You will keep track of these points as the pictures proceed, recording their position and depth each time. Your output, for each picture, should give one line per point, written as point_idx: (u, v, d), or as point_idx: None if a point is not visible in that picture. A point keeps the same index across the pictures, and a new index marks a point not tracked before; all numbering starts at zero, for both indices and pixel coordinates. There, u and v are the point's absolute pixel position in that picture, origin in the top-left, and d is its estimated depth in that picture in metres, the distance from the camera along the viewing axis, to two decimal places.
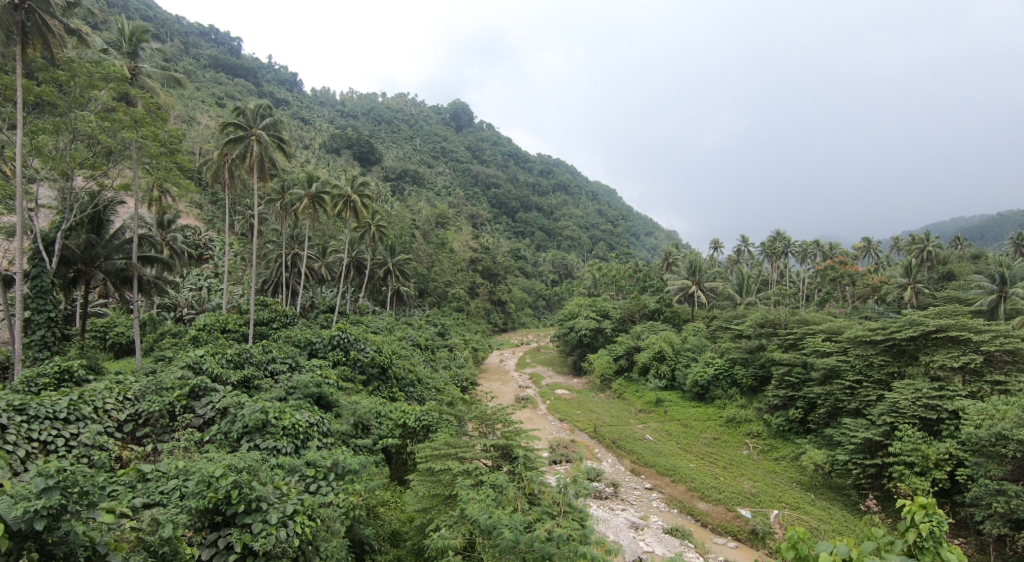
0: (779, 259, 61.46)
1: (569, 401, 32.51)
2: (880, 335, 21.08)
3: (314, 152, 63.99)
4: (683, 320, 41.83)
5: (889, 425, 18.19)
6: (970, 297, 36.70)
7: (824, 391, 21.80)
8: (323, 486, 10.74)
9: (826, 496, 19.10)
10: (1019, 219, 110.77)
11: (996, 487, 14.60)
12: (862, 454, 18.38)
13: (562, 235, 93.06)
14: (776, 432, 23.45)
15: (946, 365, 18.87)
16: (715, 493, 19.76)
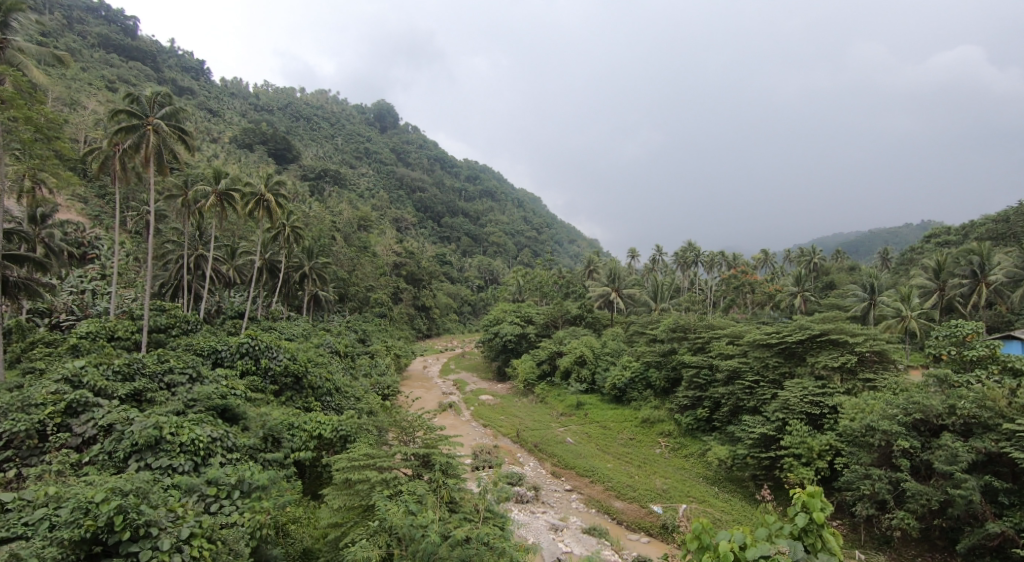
0: (690, 268, 64.62)
1: (492, 407, 32.32)
2: (774, 339, 22.50)
3: (223, 146, 60.20)
4: (603, 325, 43.05)
5: (782, 421, 19.41)
6: (849, 305, 40.47)
7: (727, 391, 22.97)
8: (225, 505, 9.89)
9: (728, 488, 20.08)
10: (887, 236, 124.70)
11: (866, 473, 15.90)
12: (759, 448, 19.49)
13: (488, 240, 93.36)
14: (685, 430, 24.47)
15: (827, 365, 20.53)
16: (630, 491, 20.26)
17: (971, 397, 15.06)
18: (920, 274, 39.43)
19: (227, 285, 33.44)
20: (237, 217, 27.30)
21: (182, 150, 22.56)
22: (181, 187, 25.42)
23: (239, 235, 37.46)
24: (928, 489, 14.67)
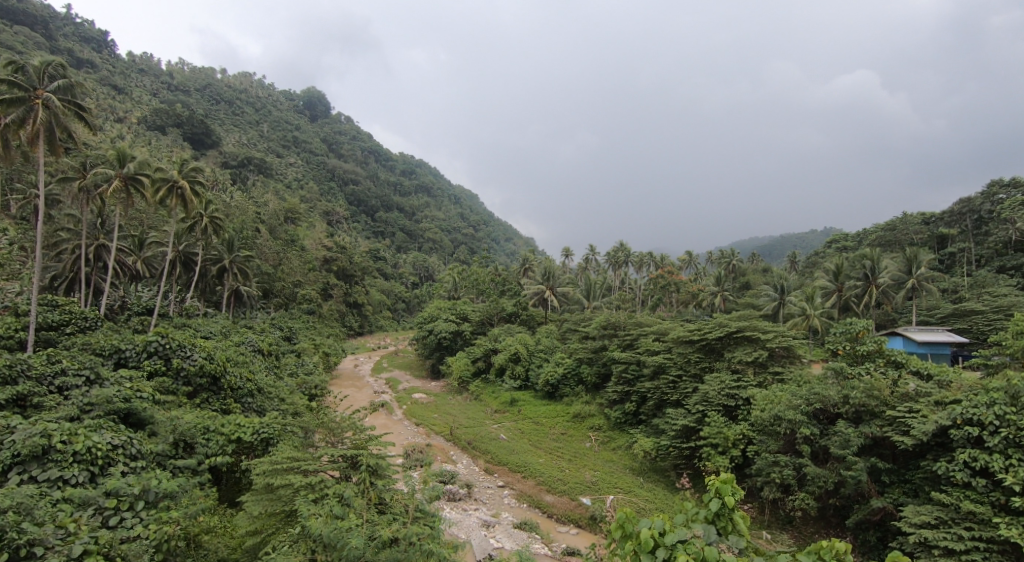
0: (620, 267, 66.62)
1: (426, 405, 32.05)
2: (696, 335, 23.67)
3: (131, 127, 56.07)
4: (537, 322, 43.90)
5: (701, 412, 20.49)
6: (763, 304, 43.20)
7: (653, 386, 23.95)
8: (126, 518, 9.40)
9: (652, 478, 20.97)
10: (797, 242, 134.90)
11: (774, 460, 17.04)
12: (680, 439, 20.49)
13: (423, 237, 92.36)
14: (614, 424, 25.33)
15: (742, 359, 21.86)
16: (561, 485, 20.71)
17: (861, 387, 16.45)
18: (824, 275, 42.64)
19: (133, 278, 31.28)
20: (145, 205, 25.62)
21: (76, 125, 20.96)
22: (79, 170, 23.45)
23: (149, 224, 35.07)
24: (824, 472, 15.92)
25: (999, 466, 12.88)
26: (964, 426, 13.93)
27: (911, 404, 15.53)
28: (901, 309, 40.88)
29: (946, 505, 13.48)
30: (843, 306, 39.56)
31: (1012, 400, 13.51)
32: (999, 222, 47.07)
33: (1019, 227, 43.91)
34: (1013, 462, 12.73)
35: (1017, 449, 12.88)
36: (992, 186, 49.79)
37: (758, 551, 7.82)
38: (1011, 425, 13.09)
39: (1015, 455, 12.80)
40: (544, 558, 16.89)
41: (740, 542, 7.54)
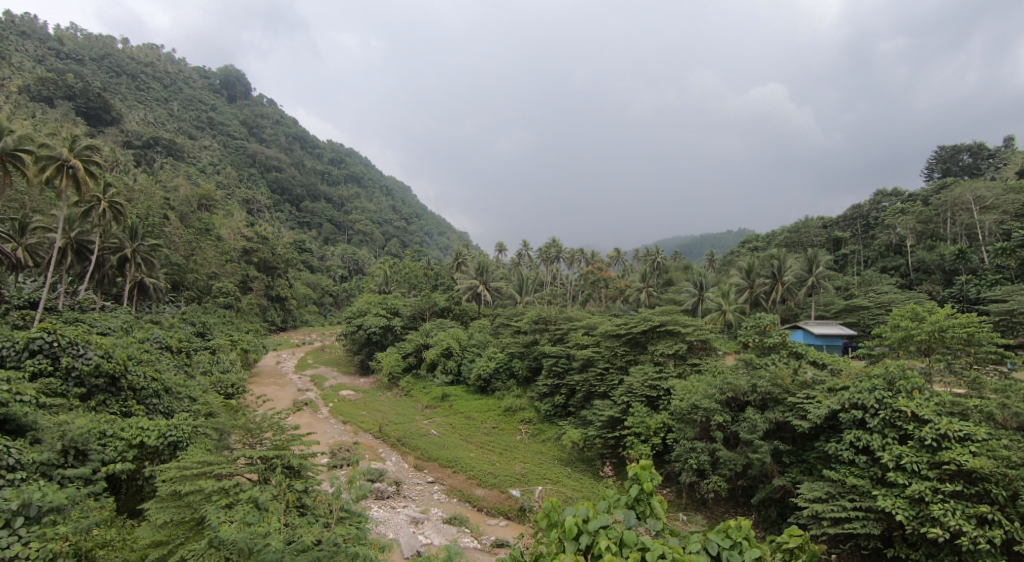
0: (552, 263, 67.51)
1: (354, 402, 31.39)
2: (622, 329, 24.46)
3: (14, 98, 50.70)
4: (470, 317, 44.80)
5: (626, 403, 21.29)
6: (683, 300, 45.51)
7: (582, 378, 24.61)
8: (2, 536, 8.75)
9: (578, 468, 21.63)
10: (714, 241, 143.67)
11: (690, 446, 18.02)
12: (607, 429, 21.22)
13: (352, 229, 90.13)
14: (544, 417, 25.93)
15: (664, 352, 22.88)
16: (491, 478, 20.95)
17: (766, 376, 17.65)
18: (737, 272, 45.38)
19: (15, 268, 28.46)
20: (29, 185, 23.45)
21: None
22: None
23: (32, 208, 32.07)
24: (734, 456, 17.02)
25: (877, 445, 14.24)
26: (850, 409, 15.27)
27: (808, 391, 16.83)
28: (802, 305, 44.14)
29: (834, 481, 14.72)
30: (753, 302, 42.54)
31: (889, 386, 15.04)
32: (884, 227, 52.04)
33: (899, 231, 48.79)
34: (888, 441, 14.12)
35: (892, 429, 14.31)
36: (878, 196, 56.08)
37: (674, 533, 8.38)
38: (888, 408, 14.53)
39: (890, 435, 14.21)
40: (474, 551, 17.05)
41: (657, 526, 7.99)
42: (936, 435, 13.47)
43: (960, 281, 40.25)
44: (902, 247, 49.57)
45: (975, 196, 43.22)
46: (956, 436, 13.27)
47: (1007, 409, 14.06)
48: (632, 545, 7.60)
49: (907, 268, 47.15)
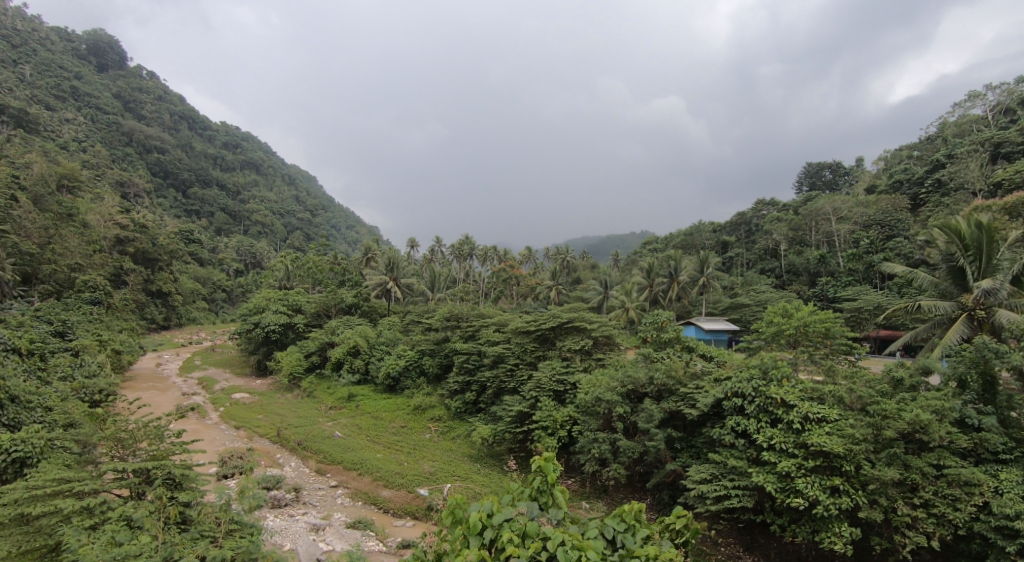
0: (465, 260, 66.72)
1: (249, 406, 29.18)
2: (532, 326, 24.45)
3: None
4: (379, 314, 43.19)
5: (534, 398, 21.26)
6: (591, 297, 46.84)
7: (492, 374, 24.34)
8: None
9: (488, 464, 21.39)
10: (620, 241, 150.12)
11: (593, 437, 18.35)
12: (516, 424, 21.07)
13: (249, 219, 84.62)
14: (454, 414, 25.55)
15: (571, 348, 23.12)
16: (398, 479, 20.13)
17: (662, 368, 18.25)
18: (639, 272, 47.12)
19: None
20: None
21: None
22: None
23: None
24: (631, 444, 17.52)
25: (753, 428, 15.19)
26: (732, 398, 16.14)
27: (698, 381, 17.60)
28: (695, 302, 46.50)
29: (717, 462, 15.65)
30: (653, 299, 44.59)
31: (764, 374, 16.01)
32: (763, 232, 56.35)
33: (775, 237, 53.04)
34: (762, 424, 15.11)
35: (765, 414, 15.27)
36: (759, 204, 60.84)
37: (573, 521, 8.12)
38: (763, 395, 15.46)
39: (763, 419, 15.18)
40: (378, 554, 16.22)
41: (559, 515, 7.80)
42: (800, 418, 14.56)
43: (823, 283, 44.84)
44: (777, 251, 53.83)
45: (833, 208, 47.70)
46: (814, 417, 14.41)
47: (854, 392, 15.05)
48: (534, 536, 7.39)
49: (781, 271, 51.38)
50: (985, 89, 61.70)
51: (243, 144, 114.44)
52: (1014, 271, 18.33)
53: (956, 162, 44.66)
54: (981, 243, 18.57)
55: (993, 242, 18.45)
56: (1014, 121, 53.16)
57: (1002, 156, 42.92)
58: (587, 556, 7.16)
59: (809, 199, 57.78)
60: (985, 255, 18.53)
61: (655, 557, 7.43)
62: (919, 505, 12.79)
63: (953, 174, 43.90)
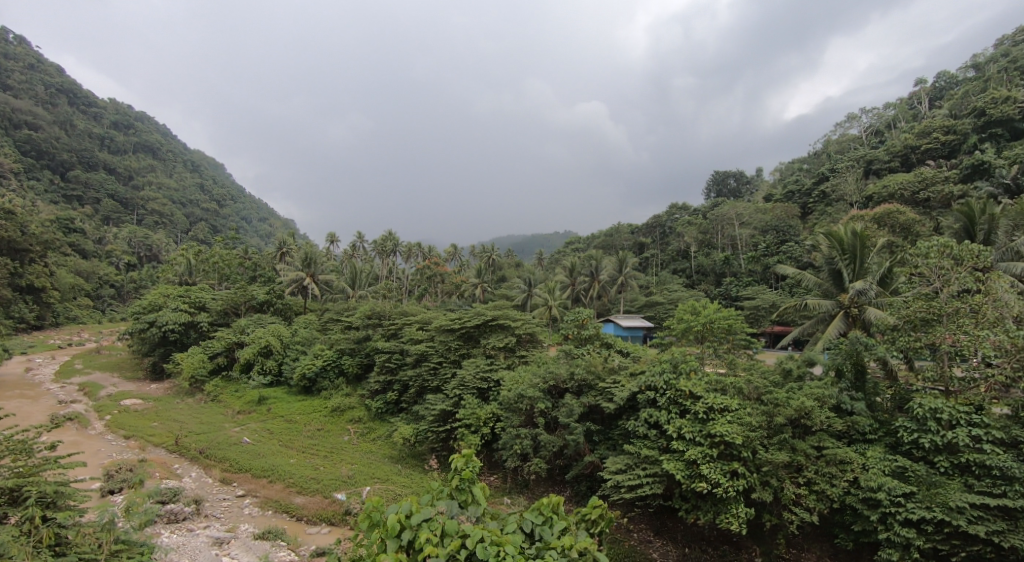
0: (388, 257, 64.62)
1: (142, 413, 26.48)
2: (456, 324, 23.67)
3: None
4: (294, 312, 40.76)
5: (458, 397, 20.58)
6: (514, 295, 46.75)
7: (414, 374, 23.35)
8: None
9: (409, 464, 20.57)
10: (543, 241, 152.15)
11: (516, 433, 17.96)
12: (438, 423, 20.32)
13: (144, 208, 77.88)
14: (374, 415, 24.54)
15: (495, 345, 22.62)
16: (313, 484, 18.82)
17: (582, 363, 18.19)
18: (561, 271, 47.46)
19: None
20: None
21: None
22: None
23: None
24: (552, 438, 17.32)
25: (664, 419, 15.34)
26: (645, 391, 16.42)
27: (615, 376, 17.67)
28: (614, 300, 47.55)
29: (631, 452, 15.68)
30: (575, 297, 45.18)
31: (674, 368, 16.41)
32: (676, 234, 58.64)
33: (686, 239, 55.30)
34: (673, 415, 15.28)
35: (675, 406, 15.52)
36: (672, 208, 63.69)
37: (493, 516, 8.05)
38: (674, 388, 15.78)
39: (674, 410, 15.39)
40: None
41: (477, 512, 7.62)
42: (705, 408, 14.90)
43: (727, 282, 47.27)
44: (688, 253, 56.08)
45: (736, 214, 50.98)
46: (717, 408, 14.81)
47: (751, 383, 15.69)
48: (452, 534, 7.20)
49: (691, 271, 53.51)
50: (862, 111, 68.12)
51: (140, 125, 104.69)
52: (882, 275, 19.85)
53: (836, 176, 49.07)
54: (855, 248, 19.96)
55: (865, 247, 19.85)
56: (882, 141, 60.18)
57: (875, 172, 47.81)
58: (506, 551, 7.08)
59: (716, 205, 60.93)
60: (858, 259, 19.94)
61: (570, 548, 7.38)
62: (803, 483, 13.77)
63: (834, 186, 48.05)
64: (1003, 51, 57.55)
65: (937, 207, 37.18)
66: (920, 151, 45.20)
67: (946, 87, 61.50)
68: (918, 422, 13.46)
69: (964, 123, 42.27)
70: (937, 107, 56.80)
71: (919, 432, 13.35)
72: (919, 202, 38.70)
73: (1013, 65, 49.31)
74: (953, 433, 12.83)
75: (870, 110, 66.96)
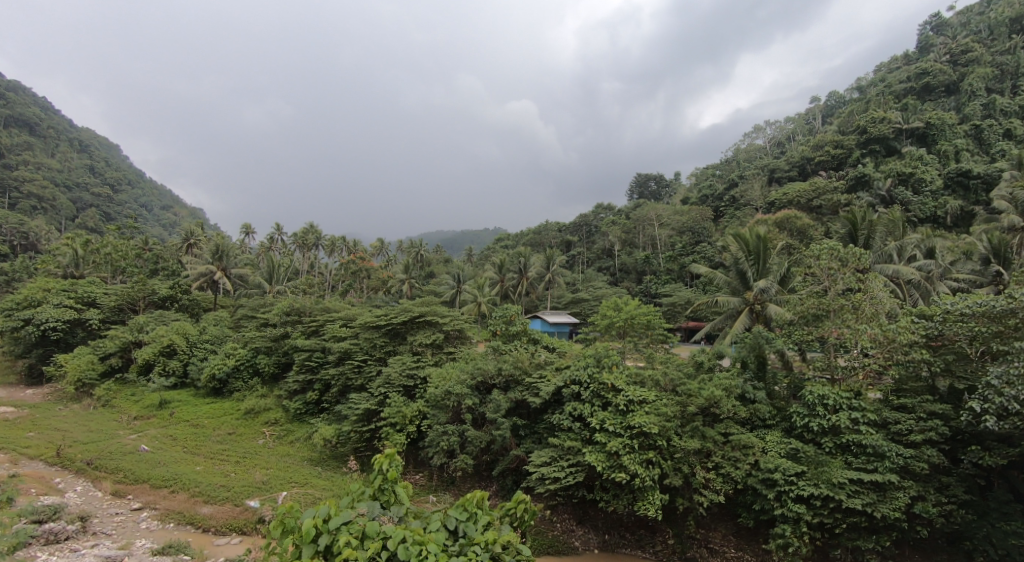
0: (309, 251, 61.43)
1: (14, 423, 23.21)
2: (381, 320, 22.32)
3: None
4: (203, 308, 37.52)
5: (383, 394, 19.40)
6: (443, 291, 45.75)
7: (337, 372, 21.85)
8: None
9: (330, 467, 19.37)
10: (472, 236, 151.20)
11: (442, 430, 17.05)
12: (362, 423, 19.07)
13: (21, 190, 69.52)
14: (293, 416, 22.95)
15: (422, 342, 21.58)
16: (222, 492, 17.12)
17: (510, 359, 17.62)
18: (490, 268, 46.72)
19: None
20: None
21: None
22: None
23: None
24: (479, 434, 16.72)
25: (587, 412, 14.96)
26: (571, 385, 16.02)
27: (541, 371, 17.19)
28: (541, 297, 47.64)
29: (555, 444, 15.25)
30: (503, 293, 44.74)
31: (597, 362, 16.13)
32: (601, 234, 59.58)
33: (610, 239, 56.19)
34: (595, 408, 14.95)
35: (597, 398, 15.20)
36: (597, 208, 64.77)
37: (416, 515, 7.55)
38: (597, 381, 15.43)
39: (596, 403, 15.07)
40: None
41: (400, 512, 7.14)
42: (626, 400, 14.66)
43: (647, 280, 48.72)
44: (612, 251, 56.96)
45: (656, 215, 52.22)
46: (636, 399, 14.59)
47: (667, 375, 15.69)
48: (373, 536, 6.67)
49: (614, 269, 54.42)
50: (766, 123, 72.42)
51: (13, 94, 90.66)
52: (781, 274, 20.72)
53: (745, 182, 51.63)
54: (760, 251, 20.61)
55: (767, 250, 20.65)
56: (785, 152, 64.37)
57: (776, 180, 50.67)
58: (428, 550, 6.63)
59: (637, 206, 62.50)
60: (762, 260, 20.65)
61: (494, 542, 6.94)
62: (711, 468, 13.85)
63: (743, 192, 50.54)
64: (882, 76, 63.26)
65: (827, 214, 39.85)
66: (814, 163, 48.52)
67: (837, 105, 66.69)
68: (809, 408, 13.91)
69: (849, 139, 45.84)
70: (831, 123, 61.51)
71: (810, 416, 13.81)
72: (812, 209, 41.09)
73: (888, 89, 54.59)
74: (836, 416, 13.35)
75: (773, 122, 71.34)
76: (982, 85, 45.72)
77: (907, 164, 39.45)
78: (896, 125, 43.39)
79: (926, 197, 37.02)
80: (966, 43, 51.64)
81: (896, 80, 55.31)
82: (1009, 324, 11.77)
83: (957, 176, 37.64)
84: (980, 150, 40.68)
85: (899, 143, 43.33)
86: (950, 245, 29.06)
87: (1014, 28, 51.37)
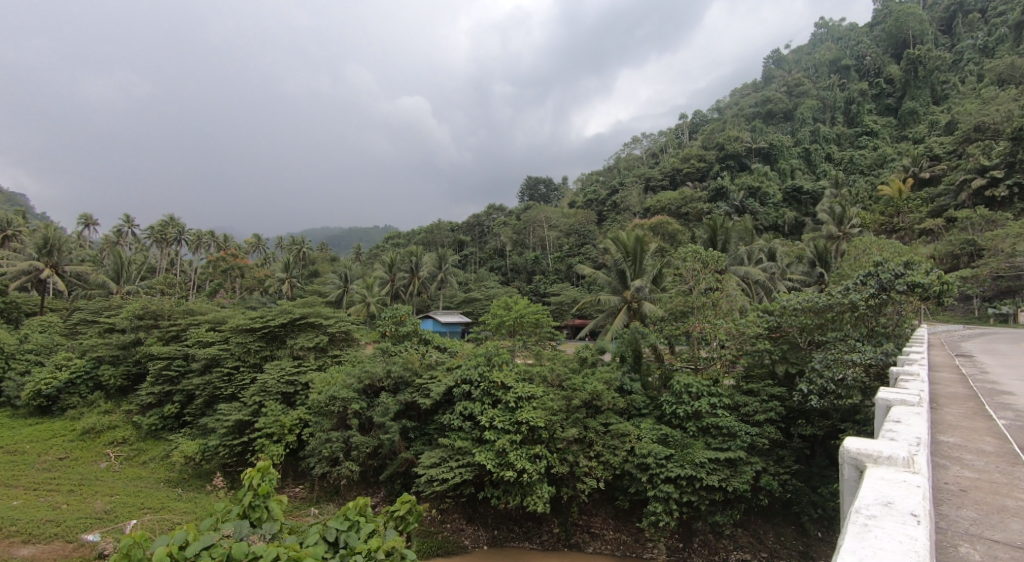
0: (171, 247, 54.47)
1: None
2: (256, 322, 19.23)
3: None
4: (25, 313, 31.69)
5: (258, 404, 16.79)
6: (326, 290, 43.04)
7: (201, 381, 18.64)
8: None
9: (194, 487, 16.49)
10: (359, 235, 145.09)
11: (325, 438, 15.18)
12: (232, 435, 16.16)
13: None
14: (146, 434, 19.59)
15: (304, 346, 19.03)
16: (49, 527, 13.21)
17: (399, 360, 15.94)
18: (378, 267, 44.03)
19: None
20: None
21: None
22: None
23: None
24: (366, 439, 14.86)
25: (478, 410, 13.78)
26: (461, 384, 14.75)
27: (432, 371, 15.67)
28: (433, 297, 46.01)
29: (445, 444, 13.88)
30: (394, 293, 42.30)
31: (488, 360, 14.99)
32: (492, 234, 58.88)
33: (501, 239, 55.47)
34: (485, 406, 13.81)
35: (488, 397, 14.05)
36: (489, 208, 64.16)
37: (286, 535, 5.52)
38: (486, 380, 14.30)
39: (486, 401, 13.93)
40: None
41: (276, 530, 5.07)
42: (514, 397, 13.68)
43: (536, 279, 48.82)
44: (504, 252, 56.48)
45: (545, 218, 52.41)
46: (523, 395, 13.70)
47: (553, 370, 15.06)
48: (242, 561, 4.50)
49: (505, 269, 53.94)
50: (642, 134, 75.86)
51: None
52: (654, 274, 20.98)
53: (624, 188, 52.99)
54: (637, 253, 20.64)
55: (643, 251, 20.73)
56: (657, 162, 68.00)
57: (650, 188, 51.32)
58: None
59: (527, 208, 62.79)
60: (638, 261, 20.66)
61: (376, 550, 4.92)
62: (592, 457, 13.30)
63: (623, 198, 51.48)
64: (735, 100, 69.23)
65: (693, 221, 41.62)
66: (683, 174, 49.57)
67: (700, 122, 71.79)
68: (676, 395, 13.79)
69: (709, 153, 48.89)
70: (695, 139, 65.91)
71: (677, 403, 13.67)
72: (680, 215, 42.69)
73: (741, 111, 59.62)
74: (698, 402, 13.34)
75: (648, 134, 74.93)
76: (810, 114, 51.22)
77: (756, 179, 42.98)
78: (747, 144, 47.39)
79: (769, 208, 40.83)
80: (798, 77, 57.63)
81: (746, 105, 60.61)
82: (827, 317, 12.02)
83: (792, 192, 41.86)
84: (809, 170, 45.83)
85: (749, 161, 47.40)
86: (786, 249, 31.42)
87: (831, 69, 57.78)
